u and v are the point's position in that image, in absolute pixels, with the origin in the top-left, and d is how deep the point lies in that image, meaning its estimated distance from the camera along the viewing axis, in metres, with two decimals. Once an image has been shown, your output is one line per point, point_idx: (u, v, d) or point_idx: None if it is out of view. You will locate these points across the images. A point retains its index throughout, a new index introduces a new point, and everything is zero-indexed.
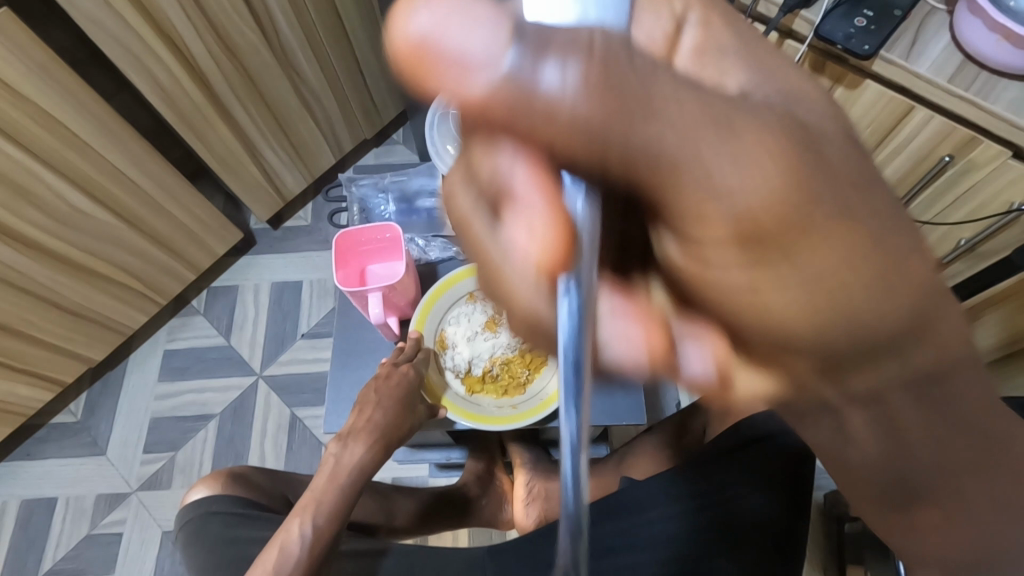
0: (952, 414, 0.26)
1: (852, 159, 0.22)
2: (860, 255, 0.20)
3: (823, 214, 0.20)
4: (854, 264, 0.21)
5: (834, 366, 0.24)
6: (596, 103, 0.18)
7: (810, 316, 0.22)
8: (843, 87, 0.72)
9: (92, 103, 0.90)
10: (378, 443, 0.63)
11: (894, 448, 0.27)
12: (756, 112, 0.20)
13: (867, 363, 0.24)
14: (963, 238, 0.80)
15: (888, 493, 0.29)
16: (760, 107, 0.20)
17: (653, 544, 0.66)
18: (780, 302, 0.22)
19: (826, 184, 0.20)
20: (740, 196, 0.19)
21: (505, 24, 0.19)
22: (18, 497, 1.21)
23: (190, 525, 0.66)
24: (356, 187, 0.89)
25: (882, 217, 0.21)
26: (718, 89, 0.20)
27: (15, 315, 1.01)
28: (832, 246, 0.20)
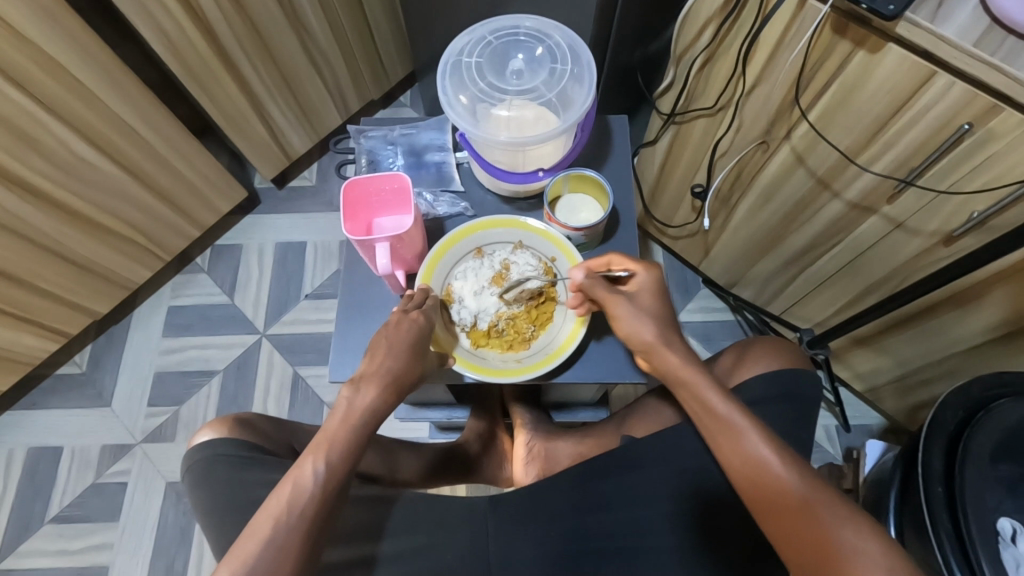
0: (720, 417, 0.60)
1: (662, 332, 0.65)
2: (660, 333, 0.65)
3: (645, 316, 0.65)
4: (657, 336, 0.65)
5: (665, 366, 0.64)
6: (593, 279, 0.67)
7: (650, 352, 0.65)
8: (864, 52, 0.71)
9: (97, 49, 0.88)
10: (389, 387, 0.59)
11: (705, 417, 0.61)
12: (648, 300, 0.67)
13: (681, 378, 0.63)
14: (975, 210, 0.76)
15: (751, 476, 0.56)
16: (645, 301, 0.66)
17: (643, 500, 0.68)
18: (638, 341, 0.65)
19: (652, 318, 0.65)
20: (626, 313, 0.65)
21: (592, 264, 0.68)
22: (23, 445, 1.23)
23: (196, 466, 0.67)
24: (365, 139, 0.88)
25: (670, 338, 0.65)
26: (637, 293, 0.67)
27: (21, 265, 1.00)
28: (645, 323, 0.65)
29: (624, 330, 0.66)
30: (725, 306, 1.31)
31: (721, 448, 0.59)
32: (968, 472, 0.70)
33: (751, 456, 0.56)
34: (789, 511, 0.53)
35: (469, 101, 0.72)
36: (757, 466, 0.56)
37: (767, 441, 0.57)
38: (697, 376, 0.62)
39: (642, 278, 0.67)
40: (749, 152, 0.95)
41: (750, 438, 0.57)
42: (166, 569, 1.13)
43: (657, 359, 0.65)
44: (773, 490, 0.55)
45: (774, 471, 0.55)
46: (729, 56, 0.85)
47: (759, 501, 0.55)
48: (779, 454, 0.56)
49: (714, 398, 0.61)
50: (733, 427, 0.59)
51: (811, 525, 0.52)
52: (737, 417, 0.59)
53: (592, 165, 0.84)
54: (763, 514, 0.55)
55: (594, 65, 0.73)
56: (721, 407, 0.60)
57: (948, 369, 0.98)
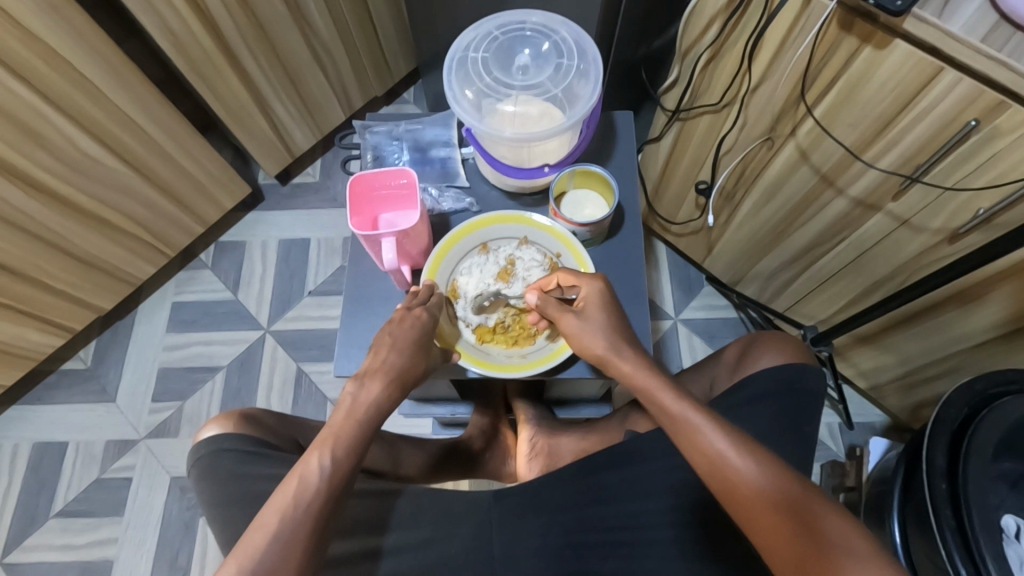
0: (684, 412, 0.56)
1: (614, 342, 0.64)
2: (614, 342, 0.64)
3: (596, 325, 0.65)
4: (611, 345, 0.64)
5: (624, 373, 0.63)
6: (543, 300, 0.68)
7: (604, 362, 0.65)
8: (870, 48, 0.70)
9: (101, 44, 0.88)
10: (395, 383, 0.59)
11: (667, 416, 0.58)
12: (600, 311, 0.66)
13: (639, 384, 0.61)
14: (981, 207, 0.76)
15: (720, 476, 0.52)
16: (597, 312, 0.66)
17: (647, 492, 0.68)
18: (591, 352, 0.65)
19: (604, 326, 0.65)
20: (577, 325, 0.65)
21: (543, 281, 0.69)
22: (29, 440, 1.23)
23: (202, 461, 0.68)
24: (370, 135, 0.88)
25: (625, 345, 0.64)
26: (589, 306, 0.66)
27: (26, 260, 1.01)
28: (597, 334, 0.65)
29: (579, 347, 0.66)
30: (728, 303, 1.30)
31: (683, 450, 0.55)
32: (971, 468, 0.70)
33: (717, 453, 0.53)
34: (760, 509, 0.50)
35: (475, 96, 0.72)
36: (721, 464, 0.52)
37: (731, 436, 0.53)
38: (653, 380, 0.60)
39: (591, 290, 0.67)
40: (753, 149, 0.95)
41: (714, 435, 0.54)
42: (170, 564, 1.14)
43: (614, 366, 0.64)
44: (742, 486, 0.51)
45: (744, 468, 0.51)
46: (734, 52, 0.85)
47: (729, 500, 0.52)
48: (744, 448, 0.52)
49: (672, 400, 0.57)
50: (693, 427, 0.55)
51: (786, 518, 0.49)
52: (698, 418, 0.55)
53: (597, 161, 0.84)
54: (737, 512, 0.51)
55: (600, 61, 0.73)
56: (680, 409, 0.56)
57: (952, 367, 0.98)
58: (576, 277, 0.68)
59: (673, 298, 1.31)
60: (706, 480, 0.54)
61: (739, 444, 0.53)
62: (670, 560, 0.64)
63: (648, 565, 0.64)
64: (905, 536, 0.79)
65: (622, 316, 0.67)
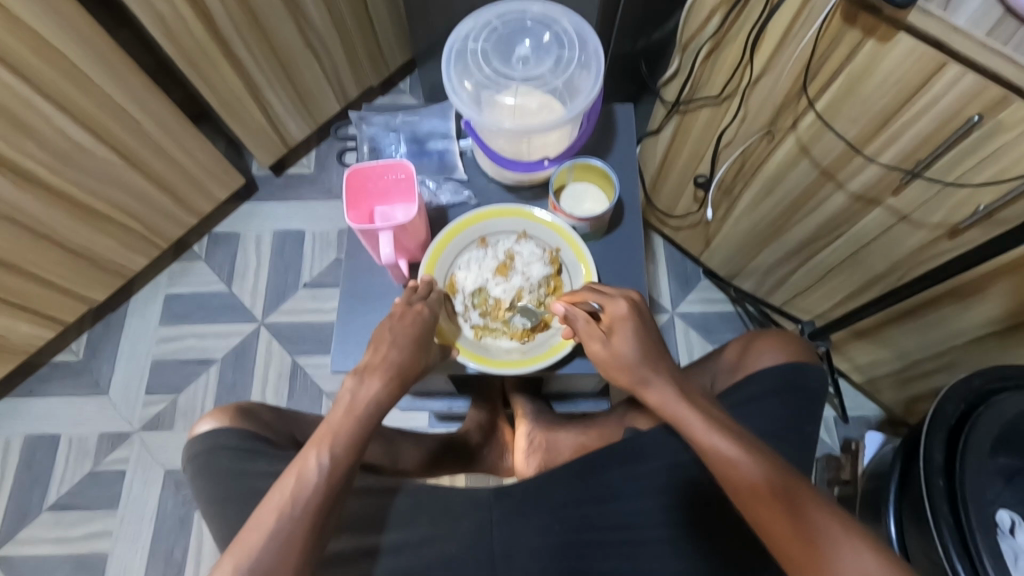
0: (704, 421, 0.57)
1: (647, 364, 0.62)
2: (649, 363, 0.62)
3: (630, 347, 0.62)
4: (649, 363, 0.62)
5: (652, 395, 0.61)
6: (575, 315, 0.66)
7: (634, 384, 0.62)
8: (874, 41, 0.70)
9: (92, 33, 0.86)
10: (395, 378, 0.58)
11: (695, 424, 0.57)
12: (645, 329, 0.63)
13: (666, 402, 0.60)
14: (981, 203, 0.75)
15: (753, 505, 0.52)
16: (632, 330, 0.63)
17: (643, 490, 0.68)
18: (623, 372, 0.62)
19: (641, 346, 0.62)
20: (612, 346, 0.63)
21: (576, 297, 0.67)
22: (21, 433, 1.22)
23: (198, 457, 0.67)
24: (367, 126, 0.87)
25: (664, 364, 0.62)
26: (631, 321, 0.63)
27: (16, 252, 0.99)
28: (634, 354, 0.62)
29: (611, 374, 0.64)
30: (726, 297, 1.30)
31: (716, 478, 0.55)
32: (969, 462, 0.70)
33: (748, 483, 0.52)
34: (792, 541, 0.50)
35: (474, 88, 0.71)
36: (754, 493, 0.52)
37: (765, 465, 0.53)
38: (686, 409, 0.58)
39: (618, 312, 0.64)
40: (753, 143, 0.94)
41: (747, 466, 0.53)
42: (166, 557, 1.13)
43: (644, 386, 0.62)
44: (775, 515, 0.51)
45: (777, 499, 0.51)
46: (736, 44, 0.84)
47: (761, 528, 0.52)
48: (778, 478, 0.52)
49: (705, 430, 0.56)
50: (725, 457, 0.54)
51: (817, 550, 0.49)
52: (729, 448, 0.54)
53: (597, 153, 0.83)
54: (749, 510, 0.53)
55: (602, 52, 0.72)
56: (711, 440, 0.56)
57: (948, 362, 0.99)
58: (605, 296, 0.66)
59: (670, 291, 1.31)
60: (738, 506, 0.54)
61: (774, 473, 0.52)
62: (667, 558, 0.65)
63: (646, 564, 0.64)
64: (901, 531, 0.79)
65: (656, 336, 0.64)
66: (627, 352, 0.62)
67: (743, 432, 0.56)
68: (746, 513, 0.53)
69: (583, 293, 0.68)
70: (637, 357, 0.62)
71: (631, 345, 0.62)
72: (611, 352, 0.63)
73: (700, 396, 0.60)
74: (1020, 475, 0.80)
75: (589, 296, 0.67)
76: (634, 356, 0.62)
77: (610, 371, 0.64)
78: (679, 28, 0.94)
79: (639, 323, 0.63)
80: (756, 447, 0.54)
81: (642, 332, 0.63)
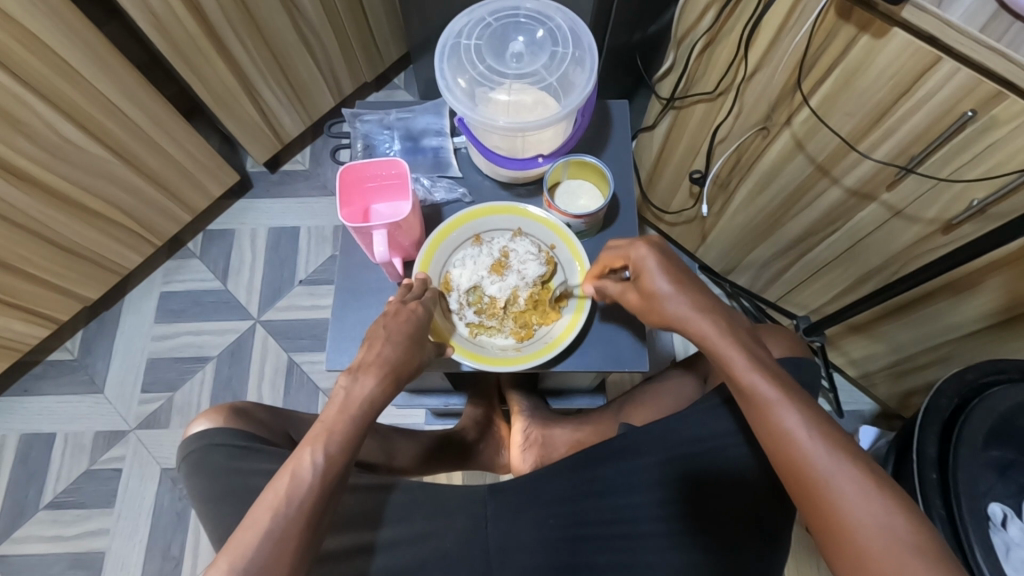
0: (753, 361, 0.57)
1: (679, 296, 0.61)
2: (688, 295, 0.61)
3: (663, 280, 0.61)
4: (688, 294, 0.61)
5: (693, 330, 0.60)
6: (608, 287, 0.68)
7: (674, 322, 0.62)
8: (868, 36, 0.70)
9: (83, 28, 0.86)
10: (389, 376, 0.58)
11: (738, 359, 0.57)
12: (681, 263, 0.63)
13: (707, 336, 0.59)
14: (974, 198, 0.75)
15: (787, 454, 0.53)
16: (661, 262, 0.62)
17: (641, 485, 0.68)
18: (660, 312, 0.62)
19: (673, 276, 0.62)
20: (651, 285, 0.62)
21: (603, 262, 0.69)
22: (16, 431, 1.22)
23: (192, 456, 0.67)
24: (361, 123, 0.85)
25: (706, 292, 0.62)
26: (662, 252, 0.63)
27: (10, 250, 0.99)
28: (670, 286, 0.61)
29: (649, 317, 0.64)
30: (721, 292, 1.31)
31: (753, 420, 0.56)
32: (962, 457, 0.71)
33: (784, 432, 0.53)
34: (819, 502, 0.50)
35: (468, 84, 0.71)
36: (789, 441, 0.53)
37: (803, 414, 0.53)
38: (733, 346, 0.58)
39: (640, 255, 0.63)
40: (748, 138, 0.95)
41: (785, 412, 0.54)
42: (162, 554, 1.13)
43: (682, 323, 0.61)
44: (805, 466, 0.51)
45: (812, 450, 0.52)
46: (731, 39, 0.84)
47: (790, 480, 0.53)
48: (815, 430, 0.52)
49: (746, 368, 0.57)
50: (763, 399, 0.55)
51: (841, 507, 0.49)
52: (768, 391, 0.55)
53: (592, 150, 0.83)
54: (783, 467, 0.53)
55: (596, 48, 0.72)
56: (753, 379, 0.56)
57: (942, 356, 0.99)
58: (623, 247, 0.66)
59: None
60: (775, 461, 0.54)
61: (813, 423, 0.53)
62: (663, 551, 0.65)
63: (645, 558, 0.65)
64: None
65: (686, 270, 0.63)
66: (659, 283, 0.62)
67: (785, 378, 0.57)
68: (783, 469, 0.53)
69: (610, 249, 0.68)
70: (667, 285, 0.61)
71: (660, 275, 0.62)
72: (647, 292, 0.62)
73: (747, 334, 0.60)
74: (1012, 467, 0.81)
75: (611, 251, 0.68)
76: (666, 285, 0.61)
77: (648, 314, 0.64)
78: (674, 22, 0.94)
79: (667, 257, 0.63)
80: (797, 396, 0.55)
81: (665, 264, 0.62)
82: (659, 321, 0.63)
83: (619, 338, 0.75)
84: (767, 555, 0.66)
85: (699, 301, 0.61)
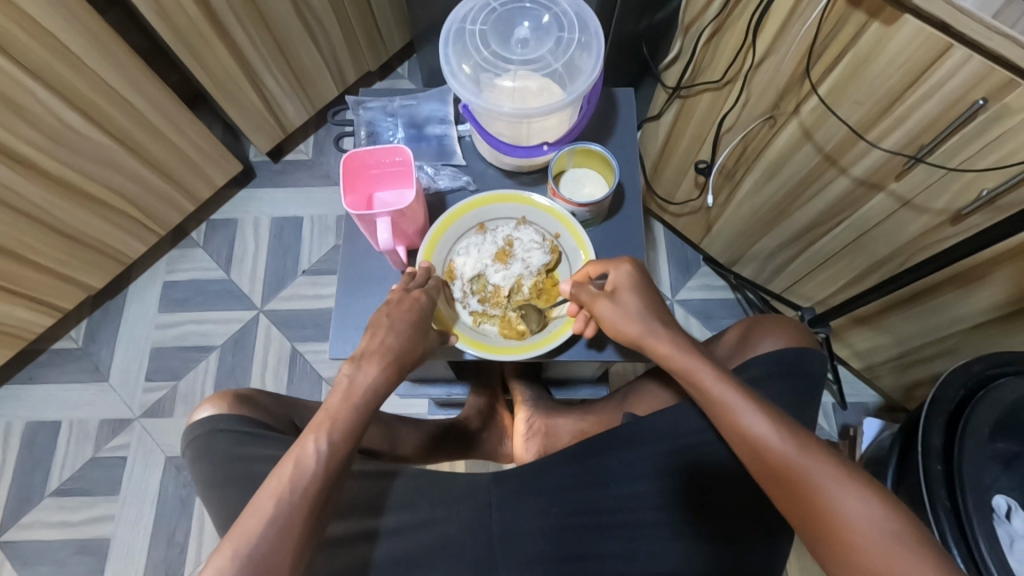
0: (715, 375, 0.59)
1: (650, 315, 0.63)
2: (656, 315, 0.64)
3: (638, 299, 0.64)
4: (657, 315, 0.64)
5: (657, 350, 0.62)
6: (583, 292, 0.67)
7: (640, 340, 0.63)
8: (879, 23, 0.69)
9: (84, 14, 0.85)
10: (392, 365, 0.58)
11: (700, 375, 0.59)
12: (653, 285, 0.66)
13: (672, 354, 0.61)
14: (984, 188, 0.75)
15: (764, 462, 0.54)
16: (641, 282, 0.65)
17: (641, 474, 0.69)
18: (633, 328, 0.63)
19: (648, 296, 0.65)
20: (627, 301, 0.64)
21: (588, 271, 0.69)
22: (22, 418, 1.22)
23: (196, 442, 0.67)
24: (365, 110, 0.85)
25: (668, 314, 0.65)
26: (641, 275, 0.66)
27: (14, 237, 0.99)
28: (644, 305, 0.64)
29: (616, 332, 0.65)
30: (725, 284, 1.30)
31: (725, 433, 0.57)
32: (967, 448, 0.70)
33: (756, 441, 0.54)
34: (804, 507, 0.51)
35: (473, 70, 0.70)
36: (765, 450, 0.54)
37: (773, 420, 0.55)
38: (693, 360, 0.60)
39: (619, 272, 0.65)
40: (755, 127, 0.94)
41: (755, 421, 0.55)
42: (167, 541, 1.14)
43: (647, 341, 0.63)
44: (786, 471, 0.52)
45: (788, 456, 0.53)
46: (738, 26, 0.83)
47: (772, 485, 0.54)
48: (789, 437, 0.54)
49: (713, 383, 0.58)
50: (733, 411, 0.56)
51: (827, 505, 0.50)
52: (736, 403, 0.57)
53: (597, 138, 0.83)
54: (763, 475, 0.54)
55: (603, 34, 0.71)
56: (720, 393, 0.58)
57: (947, 348, 0.99)
58: (603, 262, 0.67)
59: (671, 278, 1.31)
60: (754, 470, 0.55)
61: (783, 429, 0.54)
62: (665, 540, 0.65)
63: (647, 547, 0.65)
64: None
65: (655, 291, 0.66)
66: (637, 300, 0.64)
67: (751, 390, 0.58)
68: (763, 477, 0.54)
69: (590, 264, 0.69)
70: (642, 303, 0.64)
71: (637, 296, 0.64)
72: (621, 306, 0.64)
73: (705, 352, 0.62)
74: (1016, 460, 0.80)
75: (592, 264, 0.69)
76: (642, 303, 0.64)
77: (616, 327, 0.64)
78: (682, 10, 0.93)
79: (646, 279, 0.66)
80: (764, 406, 0.56)
81: (643, 285, 0.65)
82: (630, 335, 0.63)
83: None
84: (773, 545, 0.65)
85: (667, 321, 0.64)
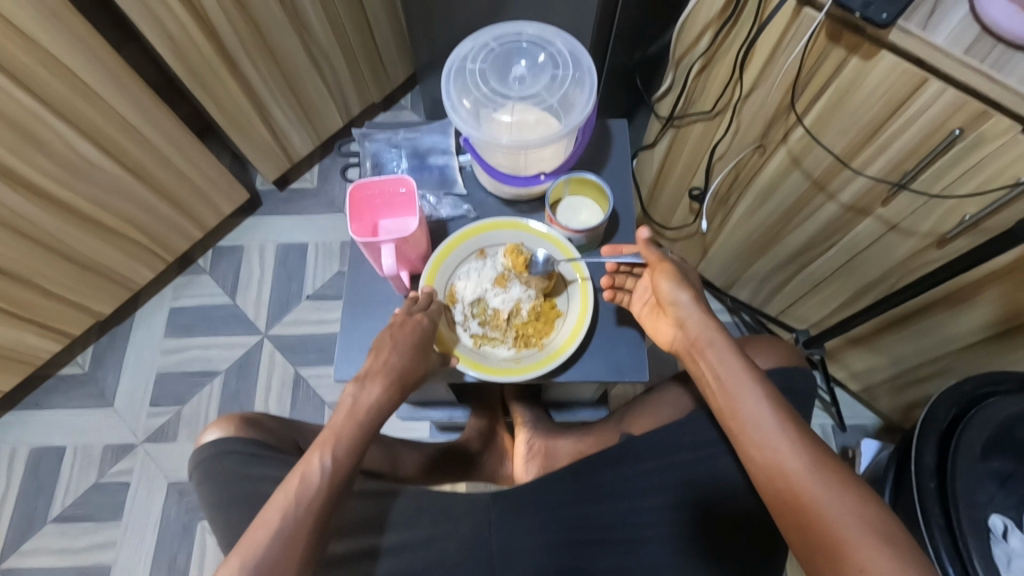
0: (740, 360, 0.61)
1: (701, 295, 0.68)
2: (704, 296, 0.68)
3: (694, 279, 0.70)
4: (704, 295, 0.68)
5: (698, 325, 0.64)
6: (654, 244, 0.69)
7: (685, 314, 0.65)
8: (858, 58, 0.72)
9: (101, 51, 0.89)
10: (395, 384, 0.60)
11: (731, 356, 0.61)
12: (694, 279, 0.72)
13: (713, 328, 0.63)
14: (967, 213, 0.77)
15: (761, 453, 0.55)
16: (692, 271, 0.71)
17: (637, 492, 0.70)
18: (687, 295, 0.66)
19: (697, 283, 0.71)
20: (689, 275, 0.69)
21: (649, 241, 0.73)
22: (27, 444, 1.24)
23: (202, 464, 0.69)
24: (370, 142, 0.89)
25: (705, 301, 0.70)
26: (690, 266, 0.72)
27: (25, 264, 1.02)
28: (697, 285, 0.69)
29: (668, 298, 0.67)
30: (722, 307, 1.33)
31: (733, 424, 0.58)
32: (959, 466, 0.72)
33: (763, 435, 0.56)
34: (797, 505, 0.52)
35: (473, 105, 0.74)
36: (767, 440, 0.55)
37: (781, 420, 0.56)
38: (725, 343, 0.62)
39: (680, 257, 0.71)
40: (745, 156, 0.97)
41: (765, 416, 0.57)
42: (169, 566, 1.14)
43: (690, 315, 0.65)
44: (787, 468, 0.53)
45: (790, 453, 0.54)
46: (726, 61, 0.87)
47: (769, 480, 0.54)
48: (793, 437, 0.55)
49: (731, 373, 0.60)
50: (736, 400, 0.59)
51: (819, 506, 0.51)
52: (750, 396, 0.58)
53: (593, 167, 0.86)
54: (763, 468, 0.55)
55: (595, 71, 0.75)
56: (737, 383, 0.59)
57: (942, 368, 1.00)
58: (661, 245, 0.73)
59: None
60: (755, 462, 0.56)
61: (790, 429, 0.56)
62: (663, 557, 0.66)
63: (644, 563, 0.66)
64: None
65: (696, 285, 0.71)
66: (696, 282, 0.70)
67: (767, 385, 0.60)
68: (762, 471, 0.55)
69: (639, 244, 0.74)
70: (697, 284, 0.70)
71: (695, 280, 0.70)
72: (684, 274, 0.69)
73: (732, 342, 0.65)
74: (1012, 478, 0.81)
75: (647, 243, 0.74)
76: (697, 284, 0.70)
77: (679, 286, 0.67)
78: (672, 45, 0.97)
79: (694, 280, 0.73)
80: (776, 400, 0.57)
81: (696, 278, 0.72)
82: (687, 297, 0.66)
83: (624, 347, 0.76)
84: (769, 561, 0.66)
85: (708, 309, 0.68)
